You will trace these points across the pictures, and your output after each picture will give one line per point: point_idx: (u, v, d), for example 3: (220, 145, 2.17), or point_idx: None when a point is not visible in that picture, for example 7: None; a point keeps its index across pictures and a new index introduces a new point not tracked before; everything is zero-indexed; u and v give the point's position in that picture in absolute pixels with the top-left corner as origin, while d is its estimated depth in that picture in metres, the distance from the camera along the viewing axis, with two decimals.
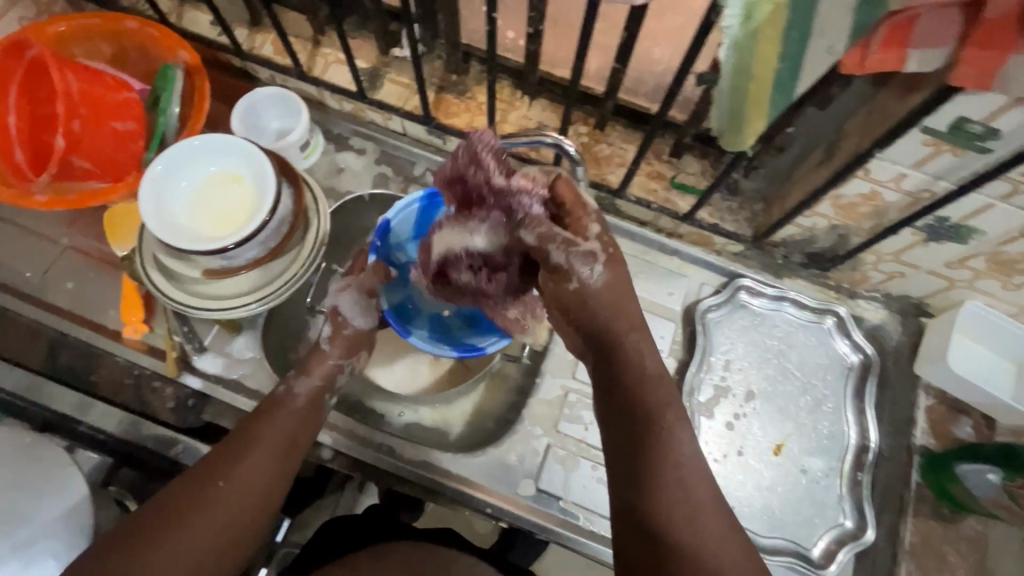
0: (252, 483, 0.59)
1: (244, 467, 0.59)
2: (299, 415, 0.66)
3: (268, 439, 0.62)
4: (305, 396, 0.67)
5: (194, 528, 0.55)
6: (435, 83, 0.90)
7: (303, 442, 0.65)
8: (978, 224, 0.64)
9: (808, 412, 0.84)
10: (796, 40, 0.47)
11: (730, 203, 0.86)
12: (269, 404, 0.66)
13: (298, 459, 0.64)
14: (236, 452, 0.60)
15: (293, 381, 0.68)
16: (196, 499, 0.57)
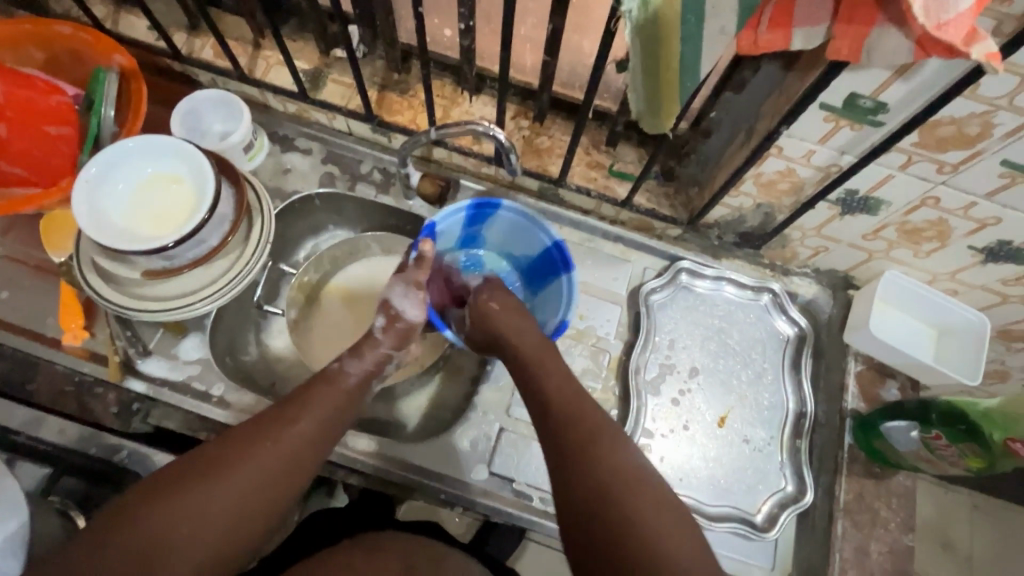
0: (295, 448, 0.59)
1: (291, 431, 0.60)
2: (347, 392, 0.66)
3: (317, 409, 0.63)
4: (356, 376, 0.68)
5: (235, 480, 0.55)
6: (377, 83, 0.92)
7: (346, 419, 0.66)
8: (883, 195, 0.69)
9: (749, 385, 0.88)
10: (693, 22, 0.50)
11: (666, 188, 0.91)
12: (322, 378, 0.66)
13: (338, 435, 0.64)
14: (289, 416, 0.61)
15: (346, 361, 0.69)
16: (235, 454, 0.56)
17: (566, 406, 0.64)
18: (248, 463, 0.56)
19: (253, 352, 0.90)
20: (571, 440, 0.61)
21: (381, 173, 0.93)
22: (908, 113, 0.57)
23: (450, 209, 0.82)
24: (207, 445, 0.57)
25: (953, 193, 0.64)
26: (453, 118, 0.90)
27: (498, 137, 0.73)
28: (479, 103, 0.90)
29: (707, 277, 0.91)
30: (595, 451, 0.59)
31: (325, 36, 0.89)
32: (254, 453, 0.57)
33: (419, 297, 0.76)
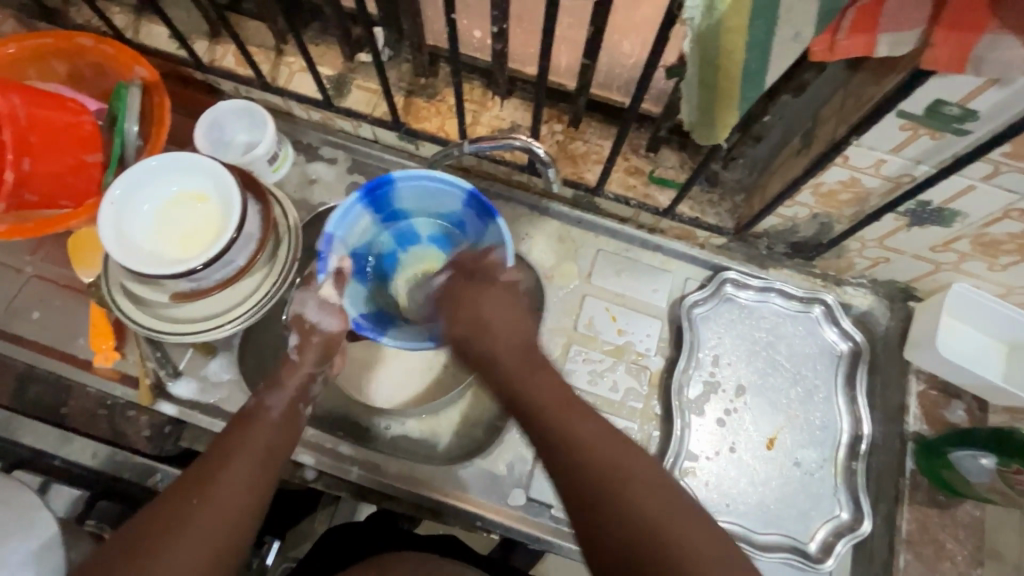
0: (226, 509, 0.52)
1: (219, 487, 0.52)
2: (273, 424, 0.59)
3: (244, 452, 0.56)
4: (279, 410, 0.61)
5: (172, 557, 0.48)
6: (403, 88, 0.88)
7: (282, 457, 0.59)
8: (960, 207, 0.63)
9: (799, 404, 0.83)
10: (763, 28, 0.45)
11: (711, 195, 0.85)
12: (241, 421, 0.59)
13: (275, 473, 0.57)
14: (212, 470, 0.54)
15: (265, 395, 0.62)
16: (167, 530, 0.49)
17: (545, 406, 0.57)
18: (189, 533, 0.49)
19: None
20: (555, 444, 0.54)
21: None
22: (1000, 122, 0.51)
23: (340, 212, 0.74)
24: (135, 522, 0.51)
25: None
26: (483, 124, 0.86)
27: (532, 153, 0.70)
28: (510, 107, 0.86)
29: (753, 289, 0.86)
30: (580, 454, 0.53)
31: (349, 39, 0.85)
32: (189, 516, 0.50)
33: (335, 308, 0.70)
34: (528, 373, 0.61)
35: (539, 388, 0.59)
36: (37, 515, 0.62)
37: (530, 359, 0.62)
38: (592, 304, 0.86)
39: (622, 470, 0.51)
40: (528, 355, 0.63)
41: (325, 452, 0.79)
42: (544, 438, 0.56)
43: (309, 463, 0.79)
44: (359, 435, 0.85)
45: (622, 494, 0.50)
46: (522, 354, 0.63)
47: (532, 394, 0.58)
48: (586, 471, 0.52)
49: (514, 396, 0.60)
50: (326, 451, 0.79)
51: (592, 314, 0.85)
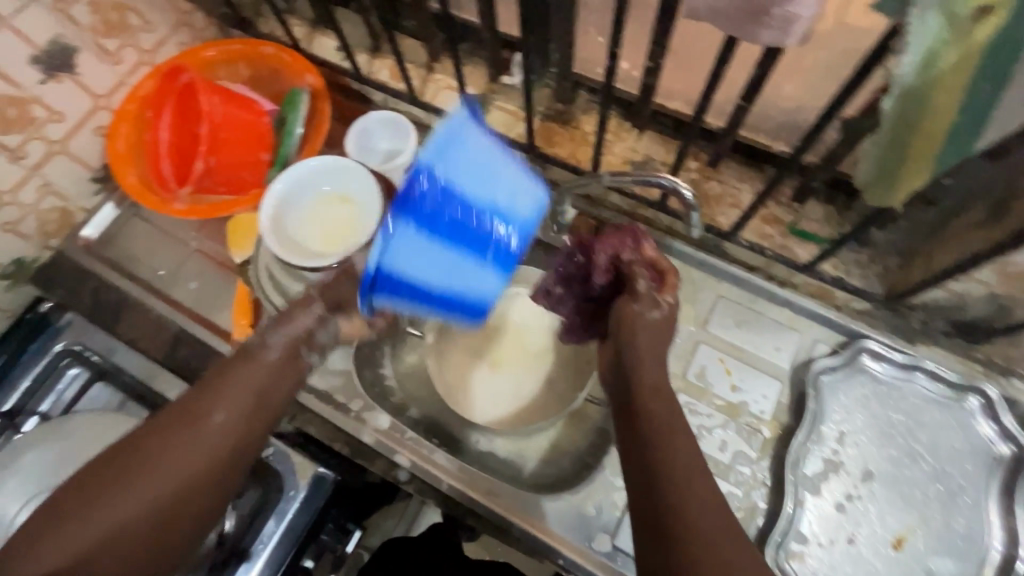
0: (212, 452, 0.56)
1: (205, 424, 0.56)
2: (271, 367, 0.61)
3: (235, 389, 0.59)
4: (279, 349, 0.62)
5: (131, 494, 0.53)
6: (541, 112, 0.90)
7: (272, 403, 0.61)
8: None
9: (939, 505, 0.72)
10: (988, 91, 0.40)
11: (859, 256, 0.79)
12: (241, 354, 0.61)
13: (260, 421, 0.60)
14: (199, 406, 0.57)
15: (267, 332, 0.62)
16: (135, 465, 0.54)
17: (670, 448, 0.57)
18: (146, 475, 0.54)
19: (387, 366, 0.93)
20: (673, 480, 0.54)
21: None
22: None
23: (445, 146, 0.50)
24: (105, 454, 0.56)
25: None
26: (616, 154, 0.85)
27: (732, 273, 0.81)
28: (646, 140, 0.85)
29: (898, 365, 0.77)
30: (687, 491, 0.53)
31: (497, 62, 0.88)
32: (161, 455, 0.55)
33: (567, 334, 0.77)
34: (671, 431, 0.58)
35: (680, 445, 0.57)
36: None
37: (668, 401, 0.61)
38: (704, 354, 0.82)
39: (719, 547, 0.49)
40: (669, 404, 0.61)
41: (420, 456, 0.80)
42: (660, 485, 0.54)
43: (404, 465, 0.80)
44: (451, 445, 0.88)
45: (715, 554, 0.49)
46: (663, 398, 0.61)
47: (667, 444, 0.57)
48: (680, 522, 0.51)
49: (647, 447, 0.58)
50: (422, 454, 0.80)
51: (704, 364, 0.81)
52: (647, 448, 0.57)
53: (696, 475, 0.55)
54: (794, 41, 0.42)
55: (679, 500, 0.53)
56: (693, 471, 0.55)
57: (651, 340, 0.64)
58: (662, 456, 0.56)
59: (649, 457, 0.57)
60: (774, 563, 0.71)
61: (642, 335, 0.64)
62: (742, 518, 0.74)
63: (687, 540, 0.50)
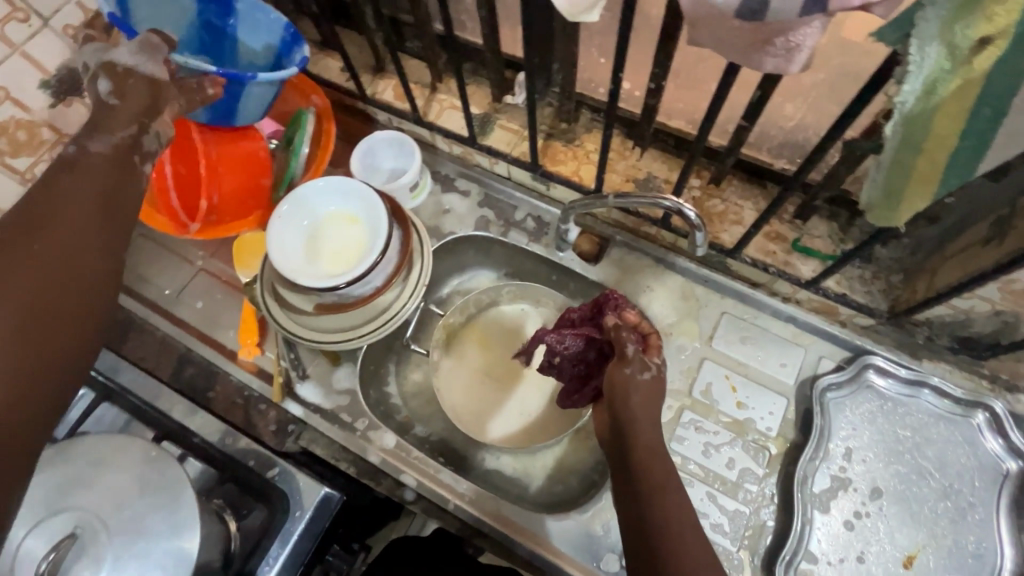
0: (57, 264, 0.49)
1: (43, 242, 0.50)
2: (101, 163, 0.55)
3: (68, 194, 0.53)
4: (107, 150, 0.56)
5: (6, 278, 0.46)
6: (544, 130, 0.91)
7: (122, 218, 0.56)
8: None
9: (949, 523, 0.72)
10: (987, 117, 0.40)
11: (862, 272, 0.78)
12: (61, 164, 0.54)
13: (118, 215, 0.55)
14: (40, 226, 0.50)
15: (87, 140, 0.56)
16: (36, 223, 0.50)
17: (666, 516, 0.55)
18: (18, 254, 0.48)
19: (392, 384, 0.95)
20: (670, 545, 0.53)
21: (534, 221, 0.93)
22: None
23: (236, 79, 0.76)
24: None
25: None
26: (618, 171, 0.86)
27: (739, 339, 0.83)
28: (648, 158, 0.86)
29: (906, 382, 0.77)
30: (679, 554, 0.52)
31: (500, 82, 0.89)
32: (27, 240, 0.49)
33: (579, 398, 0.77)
34: (667, 495, 0.57)
35: (676, 512, 0.55)
36: (180, 490, 0.65)
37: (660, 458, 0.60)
38: (710, 370, 0.82)
39: None
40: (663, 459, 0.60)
41: (426, 476, 0.79)
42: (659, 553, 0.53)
43: (411, 485, 0.80)
44: (458, 463, 0.89)
45: None
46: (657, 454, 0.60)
47: (659, 507, 0.56)
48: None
49: (645, 513, 0.56)
50: (428, 475, 0.79)
51: (710, 381, 0.81)
52: (645, 514, 0.56)
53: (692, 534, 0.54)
54: (797, 69, 0.43)
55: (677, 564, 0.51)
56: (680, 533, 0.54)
57: (645, 399, 0.63)
58: (656, 520, 0.55)
59: (646, 525, 0.55)
60: None
61: (635, 390, 0.63)
62: (751, 537, 0.74)
63: None
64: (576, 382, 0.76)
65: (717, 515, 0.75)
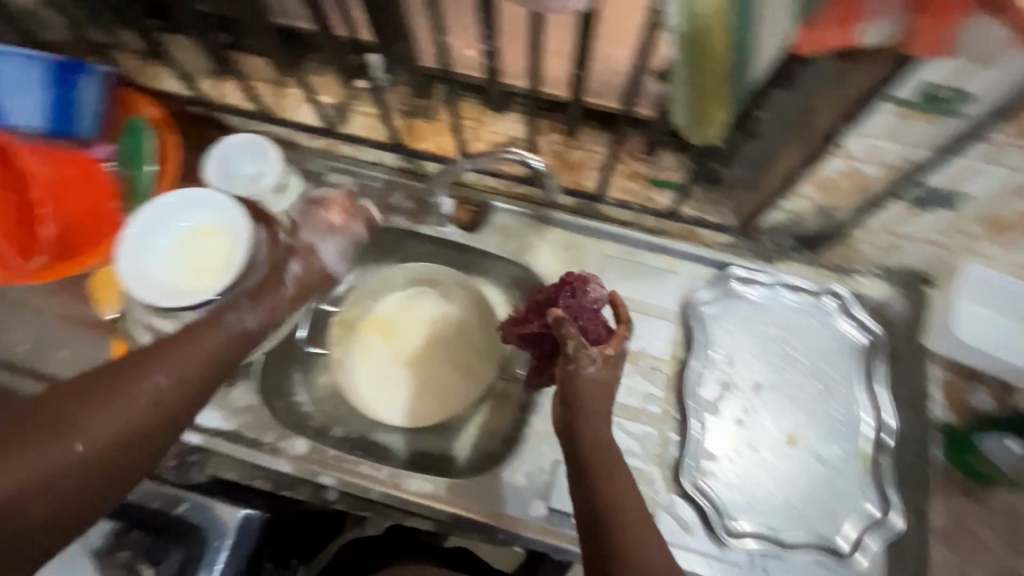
0: (152, 406, 0.60)
1: (144, 382, 0.60)
2: (229, 339, 0.67)
3: (189, 353, 0.63)
4: (254, 325, 0.70)
5: (87, 423, 0.57)
6: (403, 110, 0.90)
7: (212, 373, 0.65)
8: (969, 189, 0.62)
9: (819, 398, 0.82)
10: (743, 23, 0.45)
11: (712, 194, 0.85)
12: (207, 323, 0.67)
13: (211, 380, 0.64)
14: (139, 371, 0.60)
15: (242, 309, 0.69)
16: (126, 375, 0.60)
17: (611, 512, 0.57)
18: (115, 404, 0.58)
19: (301, 393, 0.91)
20: (619, 529, 0.56)
21: (412, 202, 0.93)
22: (996, 99, 0.50)
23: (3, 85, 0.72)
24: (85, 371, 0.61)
25: None
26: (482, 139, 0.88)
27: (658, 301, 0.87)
28: (507, 121, 0.89)
29: (763, 285, 0.86)
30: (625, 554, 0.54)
31: (345, 67, 0.87)
32: (122, 386, 0.59)
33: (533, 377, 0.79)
34: (609, 485, 0.59)
35: (632, 508, 0.58)
36: None
37: (614, 460, 0.62)
38: None
39: None
40: (615, 461, 0.62)
41: (345, 471, 0.78)
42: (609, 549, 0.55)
43: (331, 484, 0.78)
44: (379, 453, 0.88)
45: None
46: (615, 459, 0.62)
47: (626, 513, 0.57)
48: None
49: (595, 504, 0.59)
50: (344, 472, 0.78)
51: None
52: (595, 513, 0.58)
53: (647, 531, 0.56)
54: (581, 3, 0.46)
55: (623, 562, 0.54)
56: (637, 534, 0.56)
57: (595, 402, 0.64)
58: (625, 513, 0.57)
59: (599, 523, 0.57)
60: (692, 486, 0.77)
61: (589, 390, 0.64)
62: (660, 452, 0.80)
63: None
64: (537, 369, 0.78)
65: (626, 440, 0.80)
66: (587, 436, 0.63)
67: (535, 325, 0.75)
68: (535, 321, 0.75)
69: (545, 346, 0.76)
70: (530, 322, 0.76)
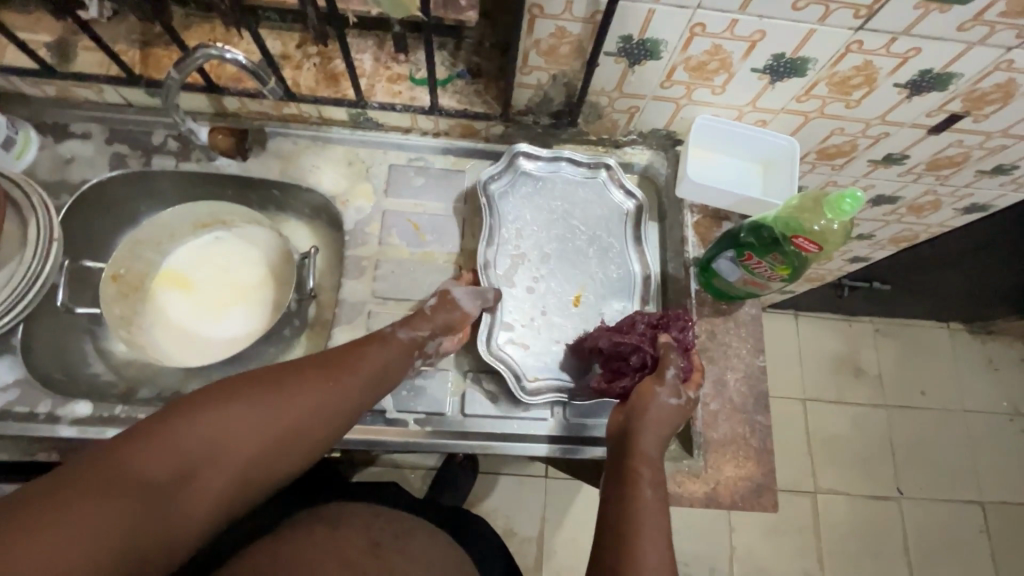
0: (233, 435, 0.58)
1: (258, 404, 0.60)
2: (325, 399, 0.63)
3: (341, 382, 0.65)
4: (397, 354, 0.72)
5: (230, 424, 0.58)
6: (136, 40, 0.82)
7: (316, 435, 0.63)
8: (656, 34, 0.69)
9: (601, 258, 0.89)
10: None
11: (475, 86, 0.86)
12: (369, 341, 0.71)
13: (300, 447, 0.62)
14: (307, 374, 0.64)
15: (397, 329, 0.74)
16: (291, 379, 0.63)
17: (627, 494, 0.60)
18: (256, 406, 0.59)
19: (97, 362, 0.84)
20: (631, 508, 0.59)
21: (177, 141, 0.87)
22: None
23: None
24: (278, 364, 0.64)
25: (714, 15, 0.65)
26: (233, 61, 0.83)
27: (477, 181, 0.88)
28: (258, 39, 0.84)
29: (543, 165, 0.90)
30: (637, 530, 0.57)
31: None
32: (284, 389, 0.62)
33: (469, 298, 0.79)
34: (645, 474, 0.62)
35: (654, 516, 0.59)
36: None
37: (658, 479, 0.62)
38: (392, 218, 0.87)
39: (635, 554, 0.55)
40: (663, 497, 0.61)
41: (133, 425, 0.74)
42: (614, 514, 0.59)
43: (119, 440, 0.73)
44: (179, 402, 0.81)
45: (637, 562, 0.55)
46: (660, 489, 0.61)
47: (643, 501, 0.60)
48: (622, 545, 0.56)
49: (627, 475, 0.63)
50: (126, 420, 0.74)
51: (395, 227, 0.87)
52: (624, 488, 0.61)
53: (654, 517, 0.58)
54: None
55: (634, 530, 0.57)
56: (651, 492, 0.60)
57: (659, 414, 0.68)
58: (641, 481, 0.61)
59: (626, 495, 0.60)
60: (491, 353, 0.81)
61: (655, 409, 0.68)
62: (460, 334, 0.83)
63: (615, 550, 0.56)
64: (608, 376, 0.77)
65: None
66: (636, 441, 0.66)
67: (618, 342, 0.75)
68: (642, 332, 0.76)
69: (608, 362, 0.77)
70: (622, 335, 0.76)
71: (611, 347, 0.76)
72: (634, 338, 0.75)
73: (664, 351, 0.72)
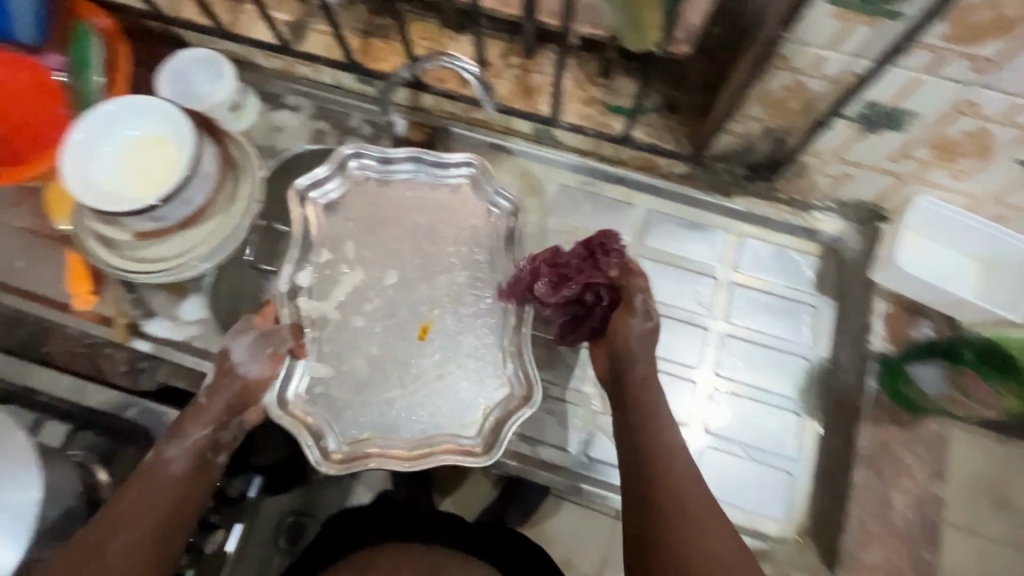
0: None
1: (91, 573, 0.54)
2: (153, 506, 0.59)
3: (127, 522, 0.57)
4: (180, 465, 0.62)
5: None
6: (359, 29, 0.88)
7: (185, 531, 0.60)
8: (911, 106, 0.61)
9: (765, 328, 0.82)
10: None
11: (668, 121, 0.84)
12: (139, 475, 0.61)
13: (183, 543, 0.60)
14: (100, 540, 0.56)
15: (163, 446, 0.63)
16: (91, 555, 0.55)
17: (659, 461, 0.62)
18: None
19: None
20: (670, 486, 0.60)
21: (371, 126, 0.92)
22: None
23: None
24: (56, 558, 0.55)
25: (995, 96, 0.56)
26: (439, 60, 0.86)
27: (471, 166, 0.78)
28: (466, 43, 0.86)
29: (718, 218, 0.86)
30: (682, 506, 0.59)
31: None
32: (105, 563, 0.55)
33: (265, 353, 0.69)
34: (665, 432, 0.64)
35: (694, 485, 0.61)
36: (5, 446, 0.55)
37: (678, 441, 0.64)
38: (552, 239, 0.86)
39: (683, 525, 0.58)
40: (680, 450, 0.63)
41: None
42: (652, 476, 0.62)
43: None
44: None
45: (690, 524, 0.58)
46: (677, 448, 0.63)
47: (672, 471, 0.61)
48: (678, 523, 0.58)
49: (651, 443, 0.64)
50: None
51: None
52: (643, 445, 0.64)
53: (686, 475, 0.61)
54: None
55: (677, 498, 0.60)
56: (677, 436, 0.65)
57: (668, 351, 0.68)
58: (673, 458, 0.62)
59: (654, 455, 0.63)
60: None
61: (634, 327, 0.68)
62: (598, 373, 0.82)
63: (664, 523, 0.59)
64: (571, 324, 0.74)
65: None
66: (644, 405, 0.66)
67: (567, 290, 0.70)
68: (580, 270, 0.71)
69: (579, 303, 0.72)
70: (558, 281, 0.71)
71: (551, 292, 0.71)
72: (581, 279, 0.70)
73: (624, 278, 0.70)
